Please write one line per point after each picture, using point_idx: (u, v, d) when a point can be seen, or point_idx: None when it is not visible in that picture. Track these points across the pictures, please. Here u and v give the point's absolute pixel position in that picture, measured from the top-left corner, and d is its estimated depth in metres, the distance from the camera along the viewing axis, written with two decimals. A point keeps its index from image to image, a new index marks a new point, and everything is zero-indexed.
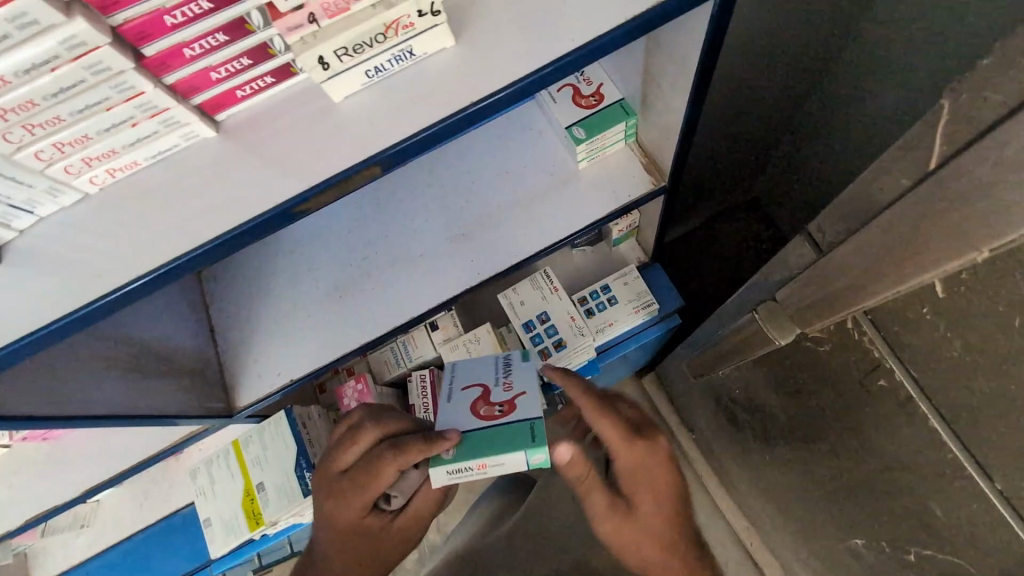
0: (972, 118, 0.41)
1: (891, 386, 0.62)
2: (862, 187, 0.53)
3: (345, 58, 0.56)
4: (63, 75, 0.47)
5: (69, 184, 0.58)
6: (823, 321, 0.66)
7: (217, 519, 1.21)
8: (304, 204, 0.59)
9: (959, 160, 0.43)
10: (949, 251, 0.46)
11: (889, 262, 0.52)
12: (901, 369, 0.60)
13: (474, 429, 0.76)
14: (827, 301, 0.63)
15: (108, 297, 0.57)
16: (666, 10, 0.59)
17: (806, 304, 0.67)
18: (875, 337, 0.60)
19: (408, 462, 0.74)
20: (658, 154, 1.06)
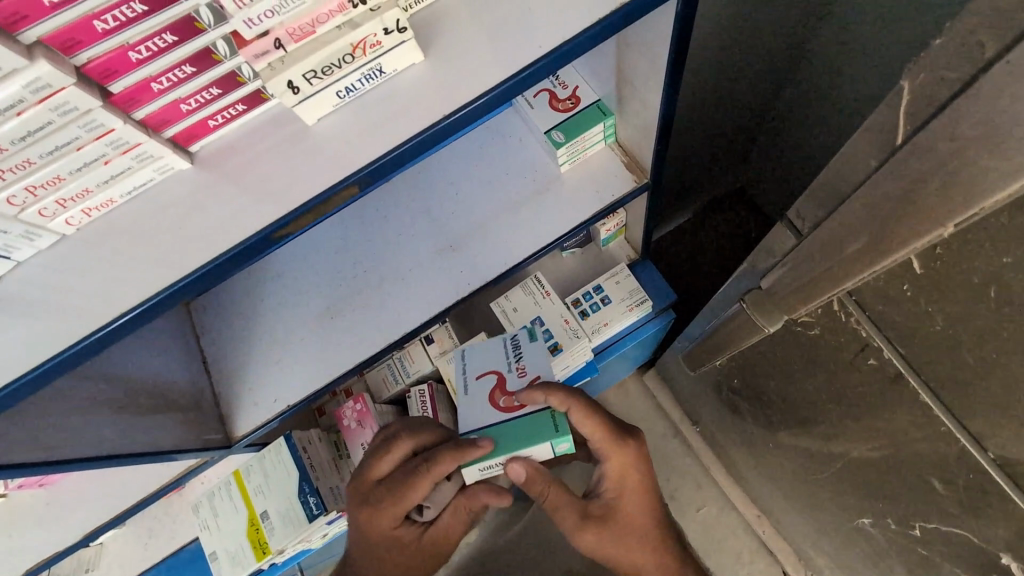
0: (930, 98, 0.42)
1: (881, 365, 0.63)
2: (834, 171, 0.54)
3: (315, 81, 0.56)
4: (29, 118, 0.47)
5: (45, 227, 0.57)
6: (812, 306, 0.66)
7: (223, 552, 1.19)
8: (284, 230, 0.59)
9: (922, 138, 0.43)
10: (919, 230, 0.47)
11: (868, 243, 0.52)
12: (889, 347, 0.60)
13: (499, 426, 0.86)
14: (812, 287, 0.63)
15: (92, 336, 0.57)
16: (631, 11, 0.59)
17: (793, 290, 0.67)
18: (861, 317, 0.61)
19: (442, 471, 0.83)
20: (637, 152, 1.07)
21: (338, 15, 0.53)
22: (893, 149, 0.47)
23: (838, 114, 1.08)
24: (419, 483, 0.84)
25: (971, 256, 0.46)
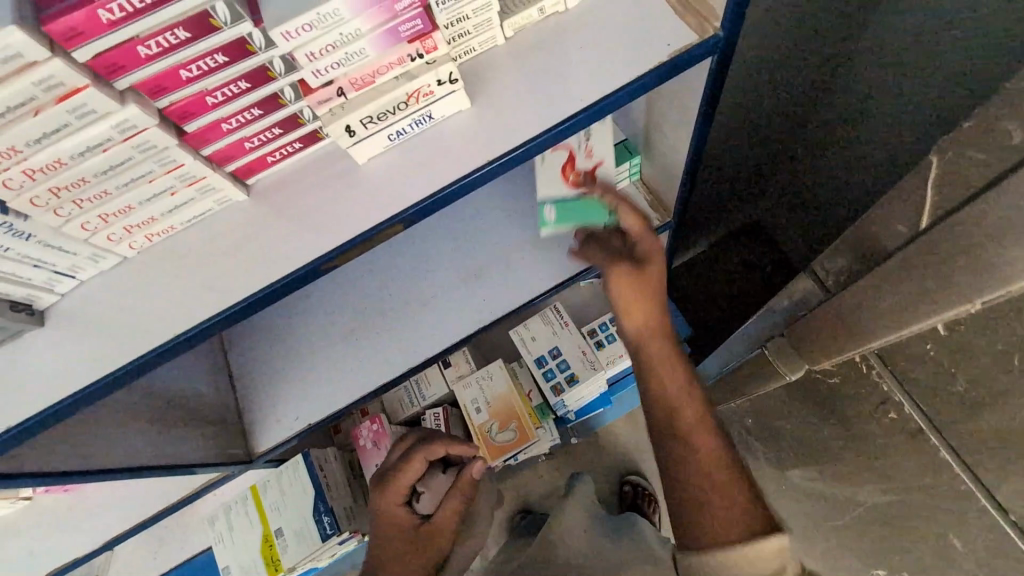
0: (981, 170, 0.44)
1: (900, 421, 0.64)
2: (871, 227, 0.58)
3: (370, 125, 0.60)
4: (113, 154, 0.51)
5: (109, 249, 0.62)
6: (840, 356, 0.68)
7: (236, 567, 1.18)
8: (331, 263, 0.62)
9: (971, 208, 0.45)
10: (958, 297, 0.48)
11: (897, 300, 0.54)
12: (910, 403, 0.61)
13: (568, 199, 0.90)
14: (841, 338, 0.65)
15: (150, 354, 0.61)
16: (667, 70, 0.64)
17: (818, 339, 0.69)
18: (883, 371, 0.63)
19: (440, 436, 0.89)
20: (662, 192, 1.10)
21: (397, 67, 0.57)
22: (940, 213, 0.49)
23: (862, 161, 1.08)
24: (415, 466, 0.89)
25: (998, 325, 0.47)
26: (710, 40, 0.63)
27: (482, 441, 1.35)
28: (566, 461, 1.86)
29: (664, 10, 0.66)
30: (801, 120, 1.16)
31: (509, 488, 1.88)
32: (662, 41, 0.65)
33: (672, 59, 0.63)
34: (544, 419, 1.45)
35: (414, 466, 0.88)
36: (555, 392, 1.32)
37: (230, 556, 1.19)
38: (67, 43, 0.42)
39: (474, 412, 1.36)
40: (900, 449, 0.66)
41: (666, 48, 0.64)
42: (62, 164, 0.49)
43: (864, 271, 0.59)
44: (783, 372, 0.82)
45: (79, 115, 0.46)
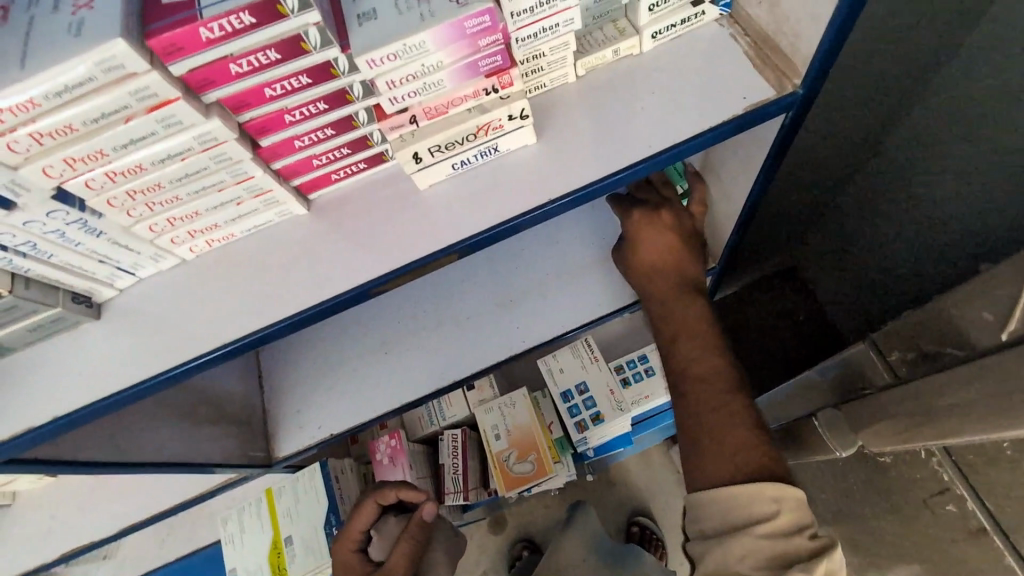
0: None
1: (959, 514, 0.63)
2: (951, 319, 0.61)
3: (436, 153, 0.60)
4: (190, 163, 0.52)
5: (171, 251, 0.63)
6: (906, 446, 0.63)
7: (241, 570, 1.17)
8: (382, 286, 0.62)
9: None
10: None
11: (976, 392, 0.51)
12: (973, 499, 0.61)
13: None
14: (900, 429, 0.62)
15: (198, 359, 0.61)
16: (740, 123, 0.63)
17: (880, 420, 0.65)
18: (945, 461, 0.64)
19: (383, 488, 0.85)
20: (710, 238, 1.08)
21: (471, 99, 0.58)
22: None
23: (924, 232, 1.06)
24: (365, 509, 0.85)
25: None
26: (787, 97, 0.63)
27: (499, 471, 1.32)
28: (577, 495, 1.82)
29: (740, 62, 0.66)
30: (859, 178, 1.14)
31: (516, 516, 1.84)
32: (738, 93, 0.64)
33: (748, 112, 0.63)
34: (563, 453, 1.42)
35: (359, 511, 0.84)
36: (578, 429, 1.29)
37: (238, 559, 1.18)
38: (166, 57, 0.44)
39: (493, 439, 1.34)
40: (956, 541, 0.64)
41: (742, 100, 0.63)
42: (142, 169, 0.50)
43: (941, 357, 0.62)
44: (830, 452, 0.77)
45: (166, 125, 0.47)
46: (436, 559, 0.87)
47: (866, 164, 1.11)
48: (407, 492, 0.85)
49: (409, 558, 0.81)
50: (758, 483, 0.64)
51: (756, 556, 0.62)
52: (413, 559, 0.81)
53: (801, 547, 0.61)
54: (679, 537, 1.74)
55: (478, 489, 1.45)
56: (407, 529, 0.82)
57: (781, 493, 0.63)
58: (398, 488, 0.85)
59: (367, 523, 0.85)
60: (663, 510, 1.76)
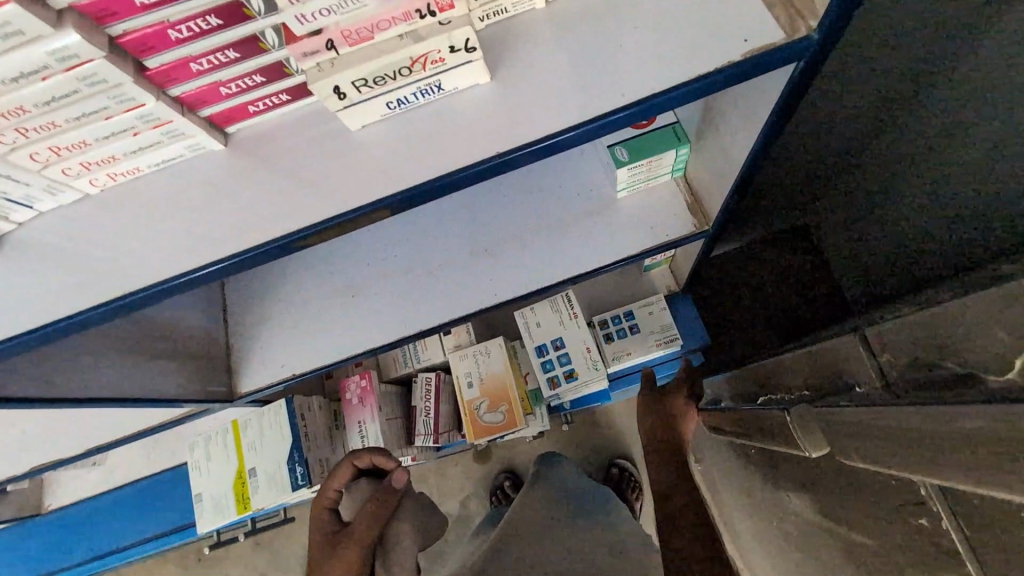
0: None
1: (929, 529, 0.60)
2: (954, 330, 0.52)
3: (364, 89, 0.50)
4: (55, 84, 0.43)
5: (68, 184, 0.56)
6: (869, 466, 0.56)
7: (207, 496, 1.19)
8: (304, 240, 0.55)
9: None
10: None
11: (970, 425, 0.43)
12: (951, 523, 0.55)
13: (634, 139, 0.96)
14: (868, 442, 0.56)
15: (91, 312, 0.56)
16: (734, 74, 0.52)
17: (849, 429, 0.58)
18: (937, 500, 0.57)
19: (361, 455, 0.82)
20: (707, 197, 0.99)
21: (402, 24, 0.47)
22: None
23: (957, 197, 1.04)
24: (341, 468, 0.83)
25: None
26: (798, 44, 0.51)
27: (469, 418, 1.30)
28: (556, 436, 1.83)
29: None
30: (874, 150, 1.11)
31: (493, 455, 1.87)
32: (739, 34, 0.52)
33: (749, 58, 0.51)
34: (536, 405, 1.40)
35: (335, 469, 0.82)
36: (551, 384, 1.25)
37: (204, 485, 1.20)
38: None
39: (465, 386, 1.31)
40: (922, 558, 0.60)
41: (742, 44, 0.52)
42: None
43: (936, 369, 0.53)
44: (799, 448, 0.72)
45: (5, 36, 0.39)
46: (402, 532, 0.77)
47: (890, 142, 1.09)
48: (382, 459, 0.82)
49: (375, 521, 0.75)
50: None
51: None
52: (378, 523, 0.75)
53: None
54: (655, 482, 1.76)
55: (451, 432, 1.45)
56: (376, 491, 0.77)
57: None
58: (372, 451, 0.82)
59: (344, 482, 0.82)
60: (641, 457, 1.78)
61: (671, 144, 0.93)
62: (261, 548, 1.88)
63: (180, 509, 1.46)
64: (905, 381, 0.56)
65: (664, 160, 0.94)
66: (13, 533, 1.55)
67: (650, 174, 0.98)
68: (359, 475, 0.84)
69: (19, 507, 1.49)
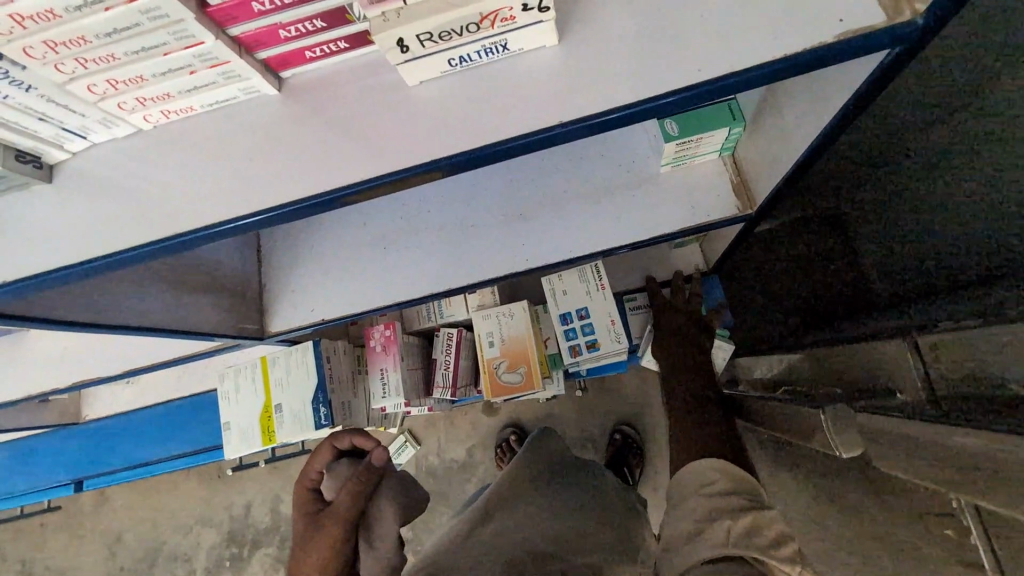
0: None
1: (957, 539, 0.60)
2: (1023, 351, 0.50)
3: (428, 44, 0.48)
4: (117, 15, 0.42)
5: (123, 118, 0.56)
6: (909, 477, 0.55)
7: (233, 426, 1.24)
8: (357, 195, 0.54)
9: None
10: None
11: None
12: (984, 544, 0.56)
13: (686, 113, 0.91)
14: (907, 455, 0.56)
15: (144, 249, 0.56)
16: (822, 57, 0.48)
17: (891, 438, 0.58)
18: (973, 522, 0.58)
19: (342, 439, 0.83)
20: (757, 180, 0.96)
21: None
22: None
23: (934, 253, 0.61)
24: (322, 450, 0.84)
25: None
26: (899, 28, 0.47)
27: (487, 376, 1.31)
28: (567, 399, 1.86)
29: None
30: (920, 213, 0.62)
31: (504, 412, 1.92)
32: (835, 12, 0.48)
33: (843, 40, 0.48)
34: (554, 369, 1.41)
35: (316, 449, 0.83)
36: (572, 352, 1.26)
37: (231, 415, 1.25)
38: None
39: (485, 346, 1.33)
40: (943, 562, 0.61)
41: (836, 24, 0.48)
42: (55, 16, 0.42)
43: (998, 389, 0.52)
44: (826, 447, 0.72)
45: None
46: (380, 507, 0.78)
47: (916, 159, 0.61)
48: (363, 439, 0.83)
49: (356, 499, 0.76)
50: (712, 460, 0.77)
51: (700, 510, 0.70)
52: (360, 499, 0.76)
53: (737, 505, 0.68)
54: (660, 452, 1.78)
55: (467, 387, 1.48)
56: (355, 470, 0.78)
57: (727, 466, 0.75)
58: (353, 433, 0.83)
59: (326, 464, 0.83)
60: (650, 426, 1.80)
61: (725, 122, 0.89)
62: (276, 473, 1.98)
63: (207, 432, 1.54)
64: (961, 406, 0.55)
65: (714, 138, 0.91)
66: (51, 437, 1.65)
67: (697, 151, 0.94)
68: (340, 455, 0.85)
69: (59, 414, 1.59)
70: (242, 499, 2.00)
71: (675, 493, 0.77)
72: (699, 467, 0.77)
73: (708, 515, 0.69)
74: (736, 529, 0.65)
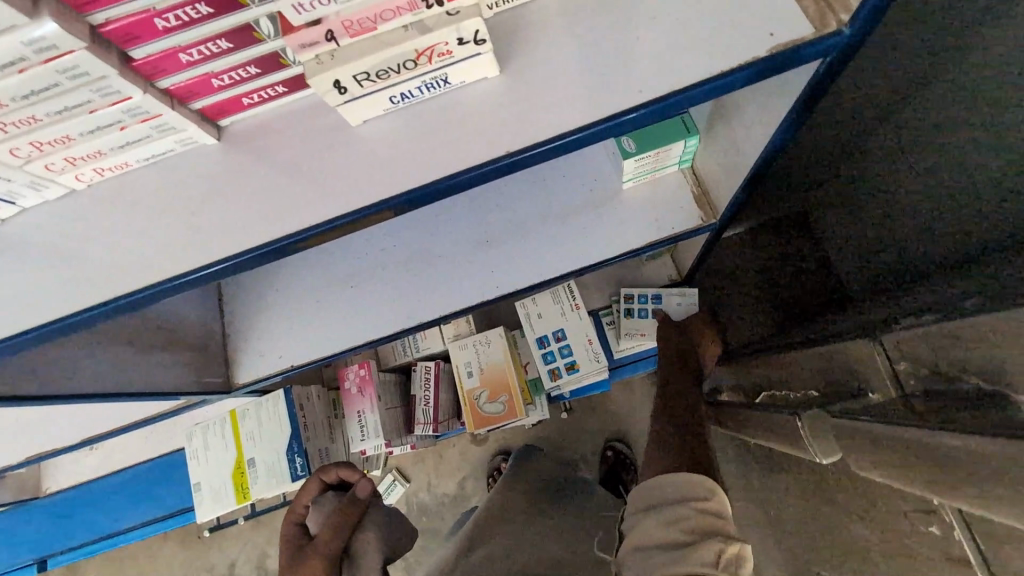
0: None
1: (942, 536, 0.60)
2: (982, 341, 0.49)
3: (366, 83, 0.47)
4: (33, 77, 0.40)
5: (53, 180, 0.53)
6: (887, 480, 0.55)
7: (204, 486, 1.18)
8: (303, 242, 0.53)
9: None
10: None
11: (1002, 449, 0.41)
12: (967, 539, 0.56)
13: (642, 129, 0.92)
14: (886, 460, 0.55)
15: (68, 319, 0.53)
16: (765, 68, 0.49)
17: (866, 440, 0.58)
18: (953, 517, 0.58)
19: (331, 474, 0.80)
20: (715, 188, 0.97)
21: (407, 14, 0.44)
22: None
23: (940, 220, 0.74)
24: (309, 484, 0.80)
25: None
26: (828, 39, 0.48)
27: (468, 408, 1.28)
28: (553, 422, 1.83)
29: None
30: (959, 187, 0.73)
31: (490, 443, 1.87)
32: (766, 26, 0.49)
33: (775, 53, 0.48)
34: (536, 394, 1.39)
35: (303, 484, 0.79)
36: (551, 375, 1.24)
37: (201, 474, 1.19)
38: None
39: (464, 377, 1.30)
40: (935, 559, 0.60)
41: (767, 38, 0.49)
42: None
43: (962, 382, 0.51)
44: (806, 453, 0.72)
45: None
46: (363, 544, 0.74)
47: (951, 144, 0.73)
48: (348, 471, 0.79)
49: (338, 535, 0.72)
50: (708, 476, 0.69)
51: (689, 521, 0.64)
52: (342, 533, 0.72)
53: (726, 530, 0.63)
54: None
55: (449, 420, 1.45)
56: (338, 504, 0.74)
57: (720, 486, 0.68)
58: (338, 466, 0.79)
59: (313, 497, 0.79)
60: (639, 441, 1.78)
61: (680, 136, 0.90)
62: (259, 529, 1.89)
63: (180, 492, 1.47)
64: (929, 395, 0.54)
65: (670, 152, 0.92)
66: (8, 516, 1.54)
67: (655, 166, 0.95)
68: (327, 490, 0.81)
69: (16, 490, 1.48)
70: (223, 559, 1.89)
71: (656, 496, 0.70)
72: (690, 479, 0.69)
73: (698, 532, 0.63)
74: (727, 557, 0.60)
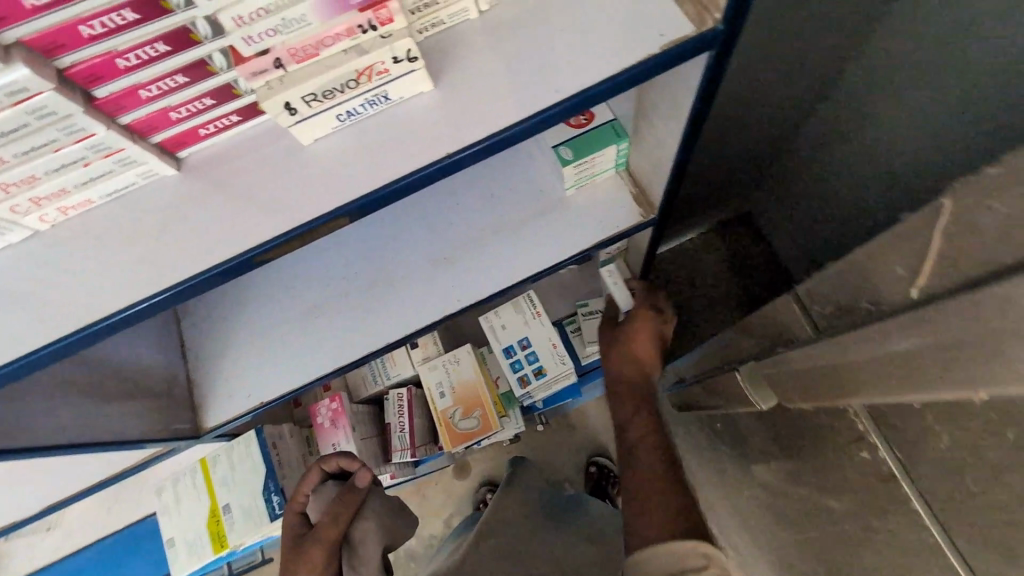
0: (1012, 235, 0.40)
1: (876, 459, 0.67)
2: (867, 273, 0.57)
3: (314, 103, 0.53)
4: (3, 119, 0.44)
5: (16, 223, 0.56)
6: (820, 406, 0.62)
7: (179, 540, 1.15)
8: (265, 255, 0.57)
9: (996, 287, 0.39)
10: (959, 377, 0.44)
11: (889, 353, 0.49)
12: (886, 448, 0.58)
13: (576, 137, 1.01)
14: (817, 389, 0.62)
15: (36, 354, 0.55)
16: (659, 63, 0.57)
17: (798, 375, 0.65)
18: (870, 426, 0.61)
19: (330, 463, 0.81)
20: (648, 186, 1.06)
21: (346, 39, 0.50)
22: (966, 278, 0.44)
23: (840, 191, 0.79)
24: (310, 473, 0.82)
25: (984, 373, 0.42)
26: (707, 33, 0.57)
27: (444, 426, 1.31)
28: (532, 438, 1.85)
29: None
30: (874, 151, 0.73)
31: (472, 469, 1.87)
32: (655, 29, 0.58)
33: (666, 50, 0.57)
34: (509, 407, 1.42)
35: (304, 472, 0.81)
36: (521, 383, 1.29)
37: (174, 528, 1.16)
38: None
39: (437, 396, 1.32)
40: None
41: (658, 38, 0.58)
42: None
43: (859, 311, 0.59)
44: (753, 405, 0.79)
45: None
46: (366, 531, 0.79)
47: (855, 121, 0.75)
48: (347, 460, 0.81)
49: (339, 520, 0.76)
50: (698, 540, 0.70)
51: None
52: (341, 521, 0.76)
53: None
54: None
55: (427, 445, 1.45)
56: (338, 493, 0.77)
57: (711, 548, 0.70)
58: (338, 455, 0.81)
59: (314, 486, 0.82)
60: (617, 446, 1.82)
61: (610, 140, 0.99)
62: None
63: (153, 559, 1.40)
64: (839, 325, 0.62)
65: (604, 156, 1.01)
66: None
67: (592, 170, 1.04)
68: (328, 478, 0.83)
69: None
70: None
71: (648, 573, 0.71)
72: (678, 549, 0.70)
73: None
74: None
